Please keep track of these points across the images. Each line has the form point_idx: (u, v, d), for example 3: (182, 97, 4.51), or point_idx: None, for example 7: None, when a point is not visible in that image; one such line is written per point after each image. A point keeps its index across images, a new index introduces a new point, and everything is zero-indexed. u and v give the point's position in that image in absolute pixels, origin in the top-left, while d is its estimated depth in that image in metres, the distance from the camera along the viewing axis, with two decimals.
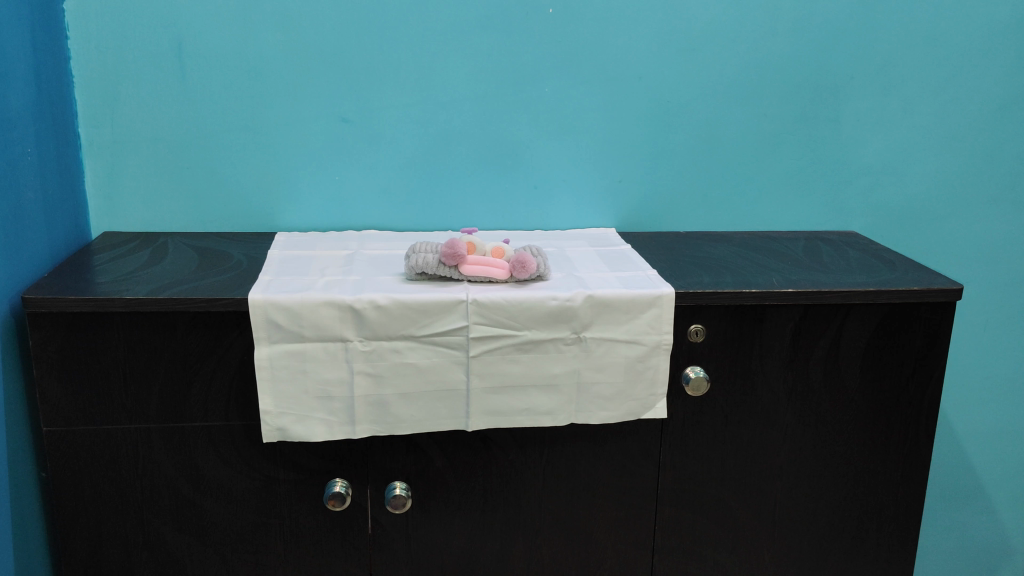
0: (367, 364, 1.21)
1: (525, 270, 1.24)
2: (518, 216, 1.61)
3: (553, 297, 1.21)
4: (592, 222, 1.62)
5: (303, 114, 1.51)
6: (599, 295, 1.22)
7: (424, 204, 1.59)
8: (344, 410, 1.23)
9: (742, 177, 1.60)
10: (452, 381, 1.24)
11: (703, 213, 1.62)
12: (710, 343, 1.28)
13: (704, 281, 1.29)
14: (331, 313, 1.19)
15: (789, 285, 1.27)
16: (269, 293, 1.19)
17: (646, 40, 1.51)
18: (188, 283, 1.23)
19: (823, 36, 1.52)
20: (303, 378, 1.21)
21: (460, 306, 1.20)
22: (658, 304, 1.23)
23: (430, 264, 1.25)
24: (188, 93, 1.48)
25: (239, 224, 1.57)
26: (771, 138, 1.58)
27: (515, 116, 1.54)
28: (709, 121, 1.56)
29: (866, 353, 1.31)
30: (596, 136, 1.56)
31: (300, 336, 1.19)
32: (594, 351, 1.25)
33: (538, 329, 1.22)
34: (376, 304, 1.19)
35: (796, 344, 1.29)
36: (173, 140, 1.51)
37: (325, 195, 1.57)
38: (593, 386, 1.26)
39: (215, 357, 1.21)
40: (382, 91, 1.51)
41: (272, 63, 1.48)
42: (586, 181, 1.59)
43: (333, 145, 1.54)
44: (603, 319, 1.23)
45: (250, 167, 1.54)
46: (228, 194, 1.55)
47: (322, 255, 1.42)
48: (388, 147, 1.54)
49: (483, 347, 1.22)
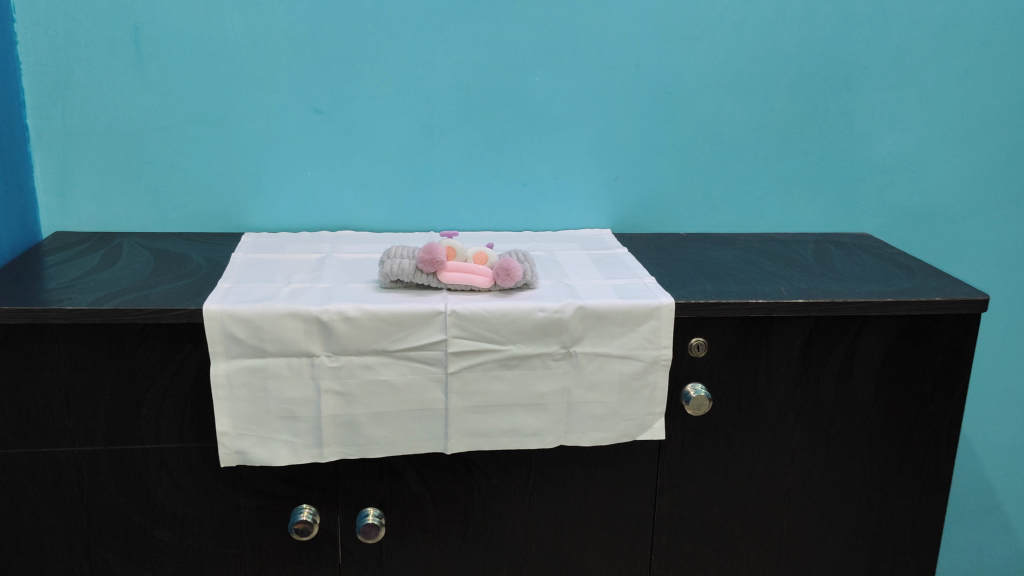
0: (335, 381, 1.10)
1: (509, 278, 1.13)
2: (506, 216, 1.49)
3: (540, 309, 1.10)
4: (585, 223, 1.50)
5: (271, 105, 1.40)
6: (591, 306, 1.11)
7: (404, 203, 1.47)
8: (311, 432, 1.12)
9: (747, 175, 1.48)
10: (429, 401, 1.13)
11: (705, 214, 1.50)
12: (713, 358, 1.17)
13: (707, 291, 1.17)
14: (296, 326, 1.07)
15: (800, 295, 1.16)
16: (226, 303, 1.07)
17: (645, 26, 1.39)
18: (138, 292, 1.12)
19: (836, 23, 1.41)
20: (264, 397, 1.10)
21: (438, 318, 1.09)
22: (656, 316, 1.12)
23: (406, 271, 1.14)
24: (146, 81, 1.37)
25: (204, 224, 1.46)
26: (778, 133, 1.46)
27: (502, 107, 1.42)
28: (712, 114, 1.44)
29: (883, 369, 1.20)
30: (591, 130, 1.44)
31: (261, 351, 1.08)
32: (585, 368, 1.14)
33: (524, 343, 1.11)
34: (346, 316, 1.07)
35: (806, 359, 1.18)
36: (131, 133, 1.39)
37: (297, 193, 1.45)
38: (585, 406, 1.15)
39: (167, 373, 1.10)
40: (358, 80, 1.39)
41: (237, 50, 1.36)
42: (579, 179, 1.47)
43: (306, 138, 1.42)
44: (595, 332, 1.12)
45: (215, 164, 1.42)
46: (191, 192, 1.43)
47: (291, 259, 1.30)
48: (365, 142, 1.43)
49: (463, 363, 1.11)
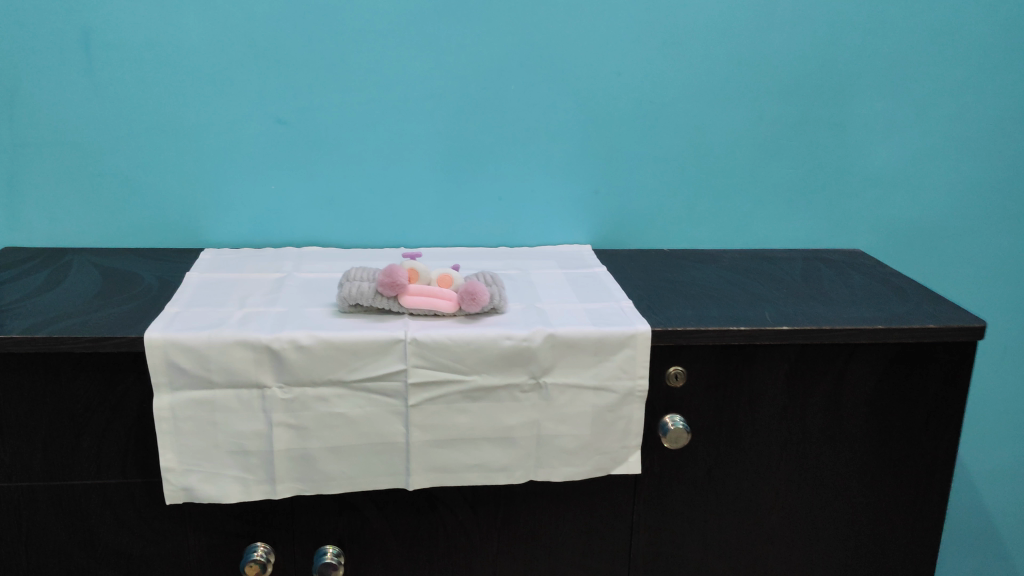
0: (288, 414, 1.03)
1: (475, 303, 1.06)
2: (480, 231, 1.42)
3: (507, 337, 1.03)
4: (564, 238, 1.43)
5: (231, 115, 1.32)
6: (561, 334, 1.04)
7: (374, 217, 1.40)
8: (263, 467, 1.05)
9: (733, 190, 1.41)
10: (389, 434, 1.06)
11: (690, 230, 1.43)
12: (693, 388, 1.10)
13: (686, 316, 1.10)
14: (244, 355, 1.00)
15: (784, 322, 1.09)
16: (170, 330, 1.00)
17: (626, 32, 1.31)
18: (78, 318, 1.05)
19: (827, 29, 1.33)
20: (212, 431, 1.03)
21: (397, 347, 1.02)
22: (631, 344, 1.05)
23: (365, 295, 1.07)
24: (99, 90, 1.30)
25: (162, 240, 1.39)
26: (765, 145, 1.39)
27: (475, 118, 1.35)
28: (697, 125, 1.37)
29: (873, 400, 1.13)
30: (570, 142, 1.37)
31: (207, 382, 1.01)
32: (556, 399, 1.07)
33: (490, 373, 1.04)
34: (298, 345, 1.00)
35: (791, 389, 1.11)
36: (83, 144, 1.32)
37: (260, 206, 1.38)
38: (555, 439, 1.08)
39: (108, 405, 1.03)
40: (323, 88, 1.32)
41: (194, 57, 1.29)
42: (557, 193, 1.40)
43: (269, 150, 1.35)
44: (566, 361, 1.05)
45: (172, 177, 1.35)
46: (148, 206, 1.36)
47: (248, 279, 1.23)
48: (331, 154, 1.36)
49: (425, 395, 1.04)
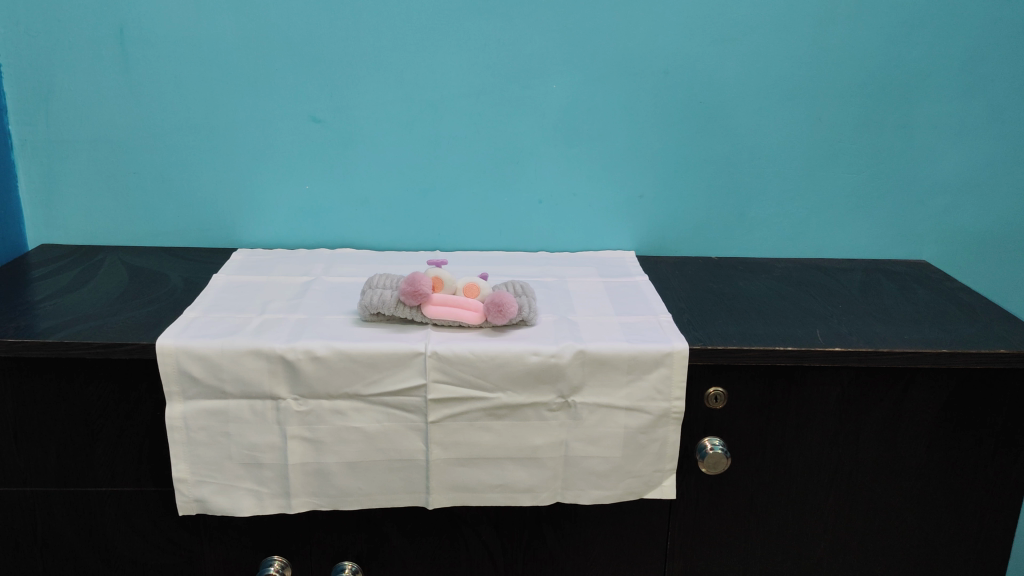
0: (303, 427, 0.99)
1: (502, 315, 1.00)
2: (520, 236, 1.35)
3: (534, 352, 0.97)
4: (607, 244, 1.36)
5: (266, 113, 1.26)
6: (592, 350, 0.97)
7: (410, 221, 1.33)
8: (277, 480, 1.01)
9: (789, 195, 1.32)
10: (407, 451, 1.00)
11: (741, 237, 1.35)
12: (734, 411, 1.02)
13: (729, 333, 1.02)
14: (258, 365, 0.96)
15: (837, 342, 1.00)
16: (183, 337, 0.97)
17: (677, 27, 1.22)
18: (95, 321, 1.03)
19: (896, 23, 1.23)
20: (225, 442, 0.99)
21: (417, 360, 0.97)
22: (667, 363, 0.98)
23: (387, 304, 1.01)
24: (134, 86, 1.25)
25: (196, 239, 1.34)
26: (825, 148, 1.29)
27: (518, 118, 1.27)
28: (752, 127, 1.28)
29: (935, 430, 1.04)
30: (615, 143, 1.29)
31: (220, 392, 0.98)
32: (585, 419, 1.00)
33: (515, 390, 0.98)
34: (313, 356, 0.96)
35: (843, 415, 1.03)
36: (118, 141, 1.27)
37: (296, 206, 1.32)
38: (584, 461, 1.02)
39: (121, 412, 1.01)
40: (359, 86, 1.25)
41: (230, 53, 1.23)
42: (601, 197, 1.32)
43: (306, 150, 1.28)
44: (597, 379, 0.99)
45: (207, 173, 1.29)
46: (182, 205, 1.31)
47: (275, 282, 1.17)
48: (367, 152, 1.28)
49: (445, 412, 0.99)
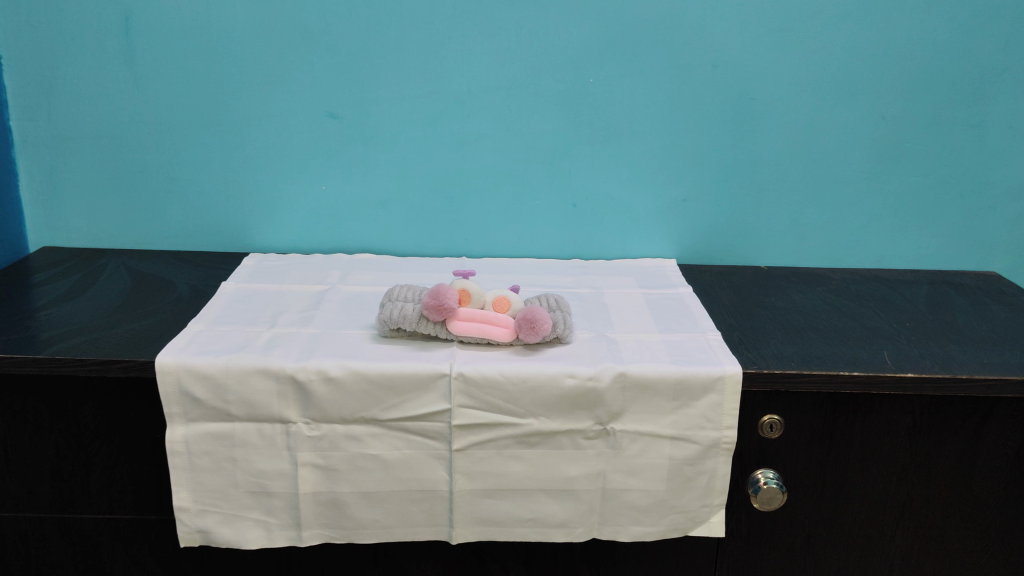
0: (315, 454, 0.90)
1: (534, 333, 0.91)
2: (553, 242, 1.25)
3: (570, 375, 0.88)
4: (646, 252, 1.26)
5: (280, 108, 1.17)
6: (633, 373, 0.88)
7: (434, 225, 1.24)
8: (287, 510, 0.92)
9: (846, 200, 1.21)
10: (429, 481, 0.91)
11: (792, 245, 1.24)
12: (792, 441, 0.92)
13: (786, 355, 0.92)
14: (266, 386, 0.88)
15: (907, 367, 0.90)
16: (184, 354, 0.89)
17: (728, 17, 1.12)
18: (91, 334, 0.94)
19: (969, 14, 1.12)
20: (231, 468, 0.91)
21: (441, 382, 0.88)
22: (717, 389, 0.88)
23: (408, 319, 0.92)
24: (141, 79, 1.16)
25: (206, 243, 1.25)
26: (887, 149, 1.19)
27: (552, 116, 1.17)
28: (808, 125, 1.17)
29: (1016, 466, 0.93)
30: (657, 142, 1.19)
31: (226, 415, 0.89)
32: (625, 449, 0.90)
33: (549, 416, 0.89)
34: (327, 376, 0.87)
35: (913, 448, 0.92)
36: (124, 138, 1.19)
37: (312, 209, 1.23)
38: (624, 495, 0.92)
39: (119, 436, 0.92)
40: (381, 81, 1.15)
41: (243, 44, 1.13)
42: (641, 200, 1.22)
43: (324, 149, 1.19)
44: (639, 405, 0.89)
45: (218, 172, 1.21)
46: (192, 206, 1.23)
47: (288, 291, 1.08)
48: (389, 150, 1.19)
49: (471, 439, 0.90)
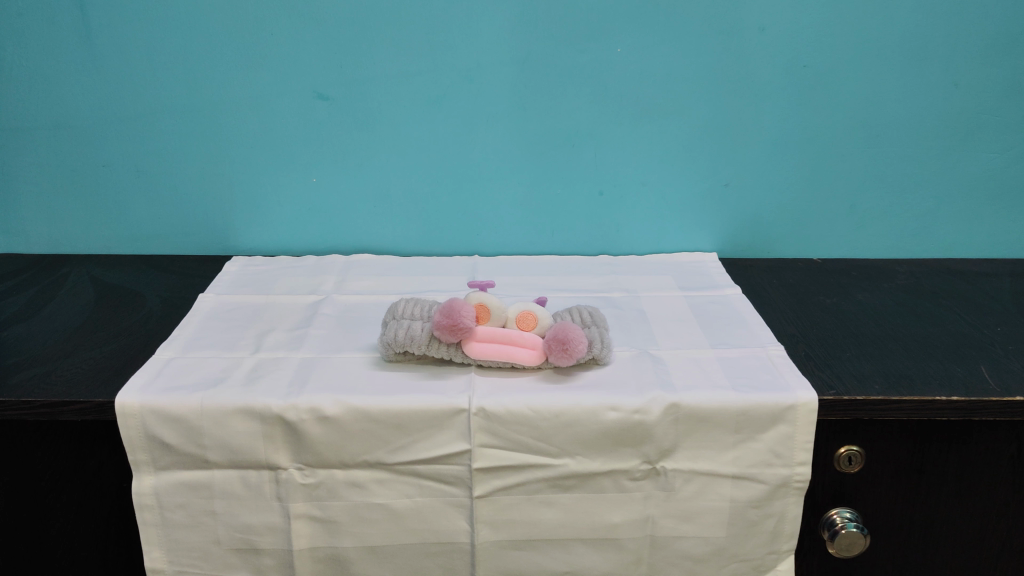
0: (311, 504, 0.76)
1: (568, 355, 0.76)
2: (576, 236, 1.10)
3: (612, 408, 0.73)
4: (682, 245, 1.11)
5: (260, 91, 1.01)
6: (687, 404, 0.73)
7: (441, 219, 1.09)
8: (281, 569, 0.79)
9: (912, 182, 1.06)
10: (447, 533, 0.77)
11: (848, 233, 1.09)
12: (873, 475, 0.78)
13: (866, 374, 0.78)
14: (249, 428, 0.73)
15: (1012, 387, 0.75)
16: (150, 390, 0.74)
17: None
18: (42, 365, 0.80)
19: None
20: (211, 523, 0.77)
21: (458, 419, 0.74)
22: (788, 419, 0.74)
23: (416, 341, 0.78)
24: (98, 60, 0.99)
25: (183, 246, 1.10)
26: (960, 122, 1.03)
27: (576, 92, 1.01)
28: (869, 97, 1.02)
29: None
30: (697, 120, 1.03)
31: (202, 461, 0.75)
32: (678, 491, 0.76)
33: (587, 455, 0.75)
34: (321, 416, 0.73)
35: (1016, 478, 0.78)
36: (84, 128, 1.03)
37: (302, 205, 1.08)
38: (677, 543, 0.78)
39: (79, 487, 0.78)
40: (375, 56, 0.99)
41: (214, 16, 0.97)
42: (677, 187, 1.07)
43: (311, 136, 1.03)
44: (694, 440, 0.75)
45: (192, 164, 1.05)
46: (165, 204, 1.07)
47: (276, 303, 0.94)
48: (387, 135, 1.03)
49: (496, 484, 0.75)
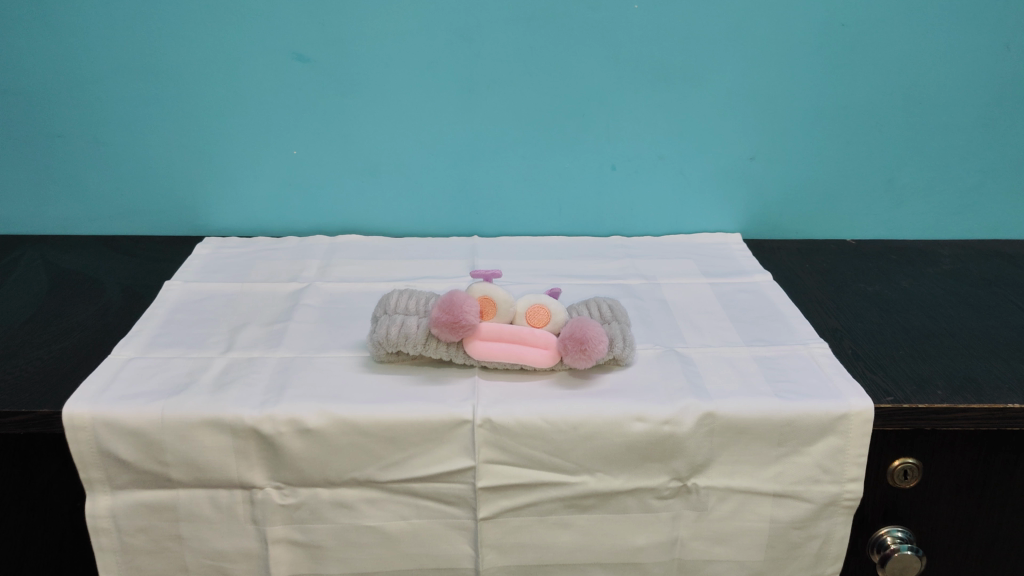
0: (292, 527, 0.67)
1: (586, 357, 0.66)
2: (585, 214, 1.00)
3: (639, 418, 0.63)
4: (701, 224, 1.01)
5: (231, 52, 0.89)
6: (724, 414, 0.64)
7: (436, 196, 0.98)
8: None
9: (957, 155, 0.96)
10: (447, 558, 0.68)
11: (883, 211, 1.00)
12: (931, 490, 0.69)
13: (925, 377, 0.68)
14: (218, 443, 0.63)
15: None
16: (103, 398, 0.64)
17: None
18: None
19: None
20: (178, 549, 0.67)
21: (461, 431, 0.64)
22: (839, 430, 0.64)
23: (411, 340, 0.68)
24: (45, 18, 0.87)
25: (150, 226, 1.00)
26: (1013, 89, 0.93)
27: (588, 55, 0.90)
28: (915, 61, 0.91)
29: None
30: (723, 86, 0.92)
31: (165, 479, 0.65)
32: (711, 510, 0.67)
33: (609, 472, 0.65)
34: (302, 428, 0.63)
35: None
36: (32, 95, 0.91)
37: (282, 180, 0.97)
38: (708, 567, 0.69)
39: (26, 507, 0.68)
40: (361, 13, 0.87)
41: None
42: (698, 162, 0.96)
43: (290, 102, 0.92)
44: (730, 454, 0.65)
45: (157, 135, 0.93)
46: (128, 180, 0.96)
47: (252, 292, 0.83)
48: (376, 103, 0.92)
49: (504, 504, 0.66)
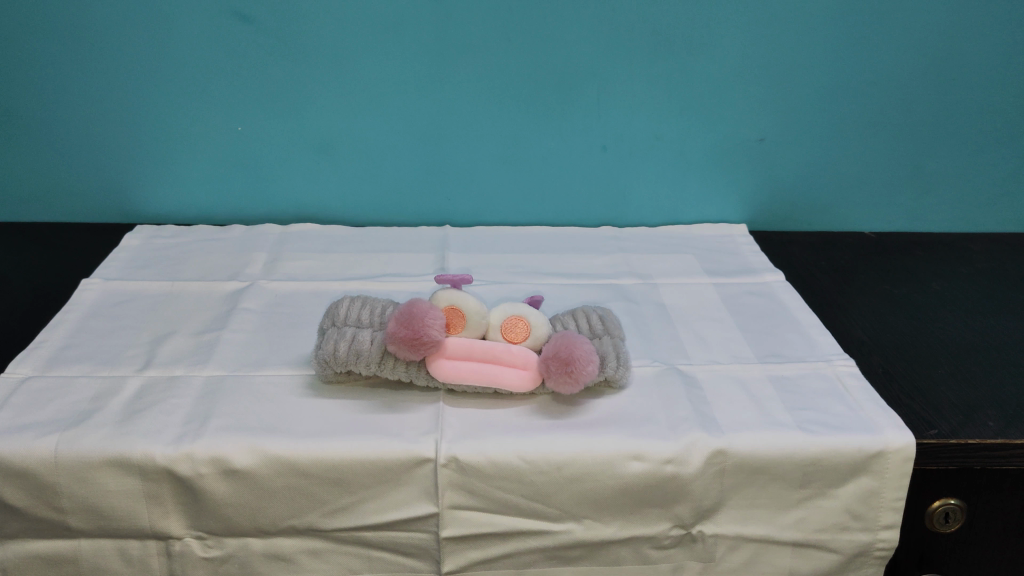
0: None
1: (571, 382, 0.55)
2: (571, 202, 0.89)
3: (636, 457, 0.52)
4: (701, 213, 0.90)
5: (163, 11, 0.76)
6: (738, 451, 0.53)
7: (403, 179, 0.87)
8: None
9: (991, 138, 0.86)
10: None
11: (904, 200, 0.89)
12: (974, 535, 0.59)
13: (972, 405, 0.58)
14: (125, 486, 0.52)
15: None
16: None
17: None
18: None
19: None
20: None
21: (421, 472, 0.53)
22: (874, 470, 0.54)
23: (364, 357, 0.57)
24: None
25: (76, 210, 0.87)
26: None
27: (578, 20, 0.78)
28: (950, 32, 0.80)
29: None
30: (732, 58, 0.80)
31: (63, 528, 0.54)
32: (720, 562, 0.57)
33: (600, 520, 0.55)
34: (228, 470, 0.52)
35: None
36: None
37: (226, 161, 0.85)
38: None
39: None
40: None
41: None
42: (699, 143, 0.85)
43: (234, 72, 0.80)
44: (743, 498, 0.55)
45: (80, 107, 0.81)
46: (49, 158, 0.84)
47: (184, 292, 0.72)
48: (333, 73, 0.80)
49: (474, 556, 0.55)
